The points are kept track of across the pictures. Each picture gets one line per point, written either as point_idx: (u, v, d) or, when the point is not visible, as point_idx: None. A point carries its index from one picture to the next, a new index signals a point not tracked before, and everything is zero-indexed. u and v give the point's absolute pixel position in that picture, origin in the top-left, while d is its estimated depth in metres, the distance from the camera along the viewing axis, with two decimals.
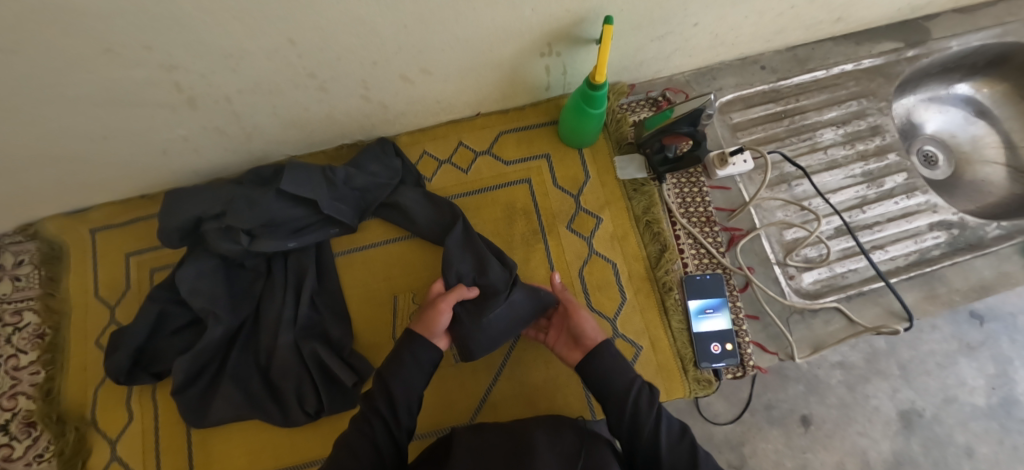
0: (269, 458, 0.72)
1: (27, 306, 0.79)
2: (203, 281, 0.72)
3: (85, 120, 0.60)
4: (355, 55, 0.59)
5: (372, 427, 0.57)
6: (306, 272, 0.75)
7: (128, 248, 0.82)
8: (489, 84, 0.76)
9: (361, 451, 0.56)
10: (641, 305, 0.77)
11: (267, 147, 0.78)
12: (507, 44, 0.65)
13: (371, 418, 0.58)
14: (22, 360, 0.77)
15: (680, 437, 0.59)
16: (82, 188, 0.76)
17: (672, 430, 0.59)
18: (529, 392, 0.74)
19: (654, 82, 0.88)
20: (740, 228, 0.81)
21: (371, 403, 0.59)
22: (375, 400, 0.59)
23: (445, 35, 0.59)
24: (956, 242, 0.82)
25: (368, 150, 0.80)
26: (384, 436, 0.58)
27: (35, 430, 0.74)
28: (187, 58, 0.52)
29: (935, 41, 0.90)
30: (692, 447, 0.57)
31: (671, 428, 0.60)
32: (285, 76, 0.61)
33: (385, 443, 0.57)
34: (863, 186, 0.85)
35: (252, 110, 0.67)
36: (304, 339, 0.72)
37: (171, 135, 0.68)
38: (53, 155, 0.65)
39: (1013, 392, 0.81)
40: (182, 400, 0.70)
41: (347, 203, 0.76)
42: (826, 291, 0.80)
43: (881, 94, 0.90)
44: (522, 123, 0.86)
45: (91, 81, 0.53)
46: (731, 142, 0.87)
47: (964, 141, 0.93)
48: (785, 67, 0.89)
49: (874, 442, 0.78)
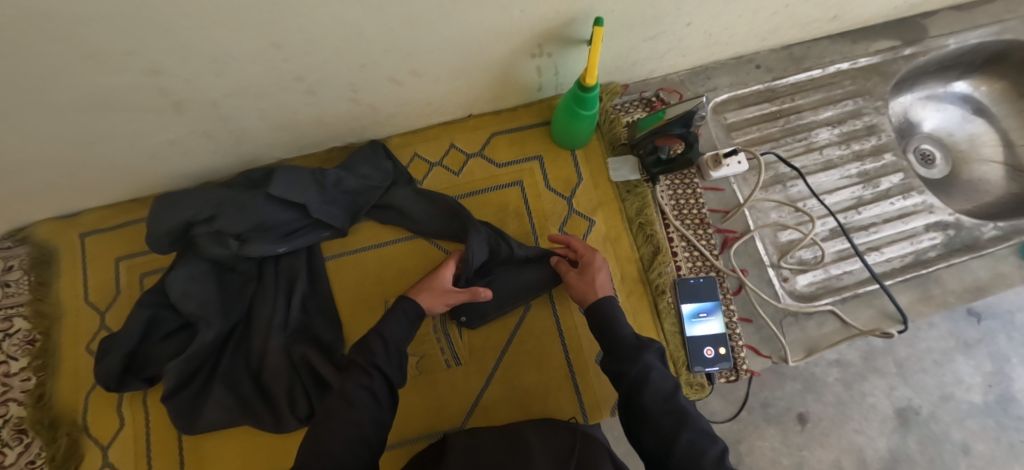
0: (260, 462, 0.72)
1: (18, 312, 0.78)
2: (193, 285, 0.71)
3: (69, 124, 0.59)
4: (342, 57, 0.58)
5: (372, 379, 0.54)
6: (296, 276, 0.75)
7: (119, 253, 0.82)
8: (480, 85, 0.75)
9: (364, 401, 0.53)
10: (634, 308, 0.77)
11: (257, 150, 0.77)
12: (498, 45, 0.64)
13: (374, 373, 0.55)
14: (12, 366, 0.76)
15: (668, 396, 0.55)
16: (70, 192, 0.76)
17: (660, 387, 0.55)
18: (521, 397, 0.74)
19: (648, 82, 0.87)
20: (734, 230, 0.81)
21: (370, 355, 0.56)
22: (377, 358, 0.56)
23: (433, 36, 0.58)
24: (952, 243, 0.81)
25: (359, 152, 0.79)
26: (383, 387, 0.55)
27: (27, 436, 0.73)
28: (171, 62, 0.51)
29: (932, 39, 0.89)
30: (677, 406, 0.54)
31: (661, 385, 0.56)
32: (270, 79, 0.60)
33: (384, 394, 0.55)
34: (859, 186, 0.84)
35: (239, 113, 0.66)
36: (295, 343, 0.71)
37: (158, 139, 0.67)
38: (39, 159, 0.64)
39: (1010, 389, 0.81)
40: (171, 406, 0.69)
41: (338, 206, 0.76)
42: (821, 293, 0.79)
43: (878, 93, 0.89)
44: (515, 124, 0.85)
45: (73, 86, 0.52)
46: (726, 142, 0.86)
47: (961, 139, 0.93)
48: (780, 65, 0.88)
49: (870, 440, 0.78)
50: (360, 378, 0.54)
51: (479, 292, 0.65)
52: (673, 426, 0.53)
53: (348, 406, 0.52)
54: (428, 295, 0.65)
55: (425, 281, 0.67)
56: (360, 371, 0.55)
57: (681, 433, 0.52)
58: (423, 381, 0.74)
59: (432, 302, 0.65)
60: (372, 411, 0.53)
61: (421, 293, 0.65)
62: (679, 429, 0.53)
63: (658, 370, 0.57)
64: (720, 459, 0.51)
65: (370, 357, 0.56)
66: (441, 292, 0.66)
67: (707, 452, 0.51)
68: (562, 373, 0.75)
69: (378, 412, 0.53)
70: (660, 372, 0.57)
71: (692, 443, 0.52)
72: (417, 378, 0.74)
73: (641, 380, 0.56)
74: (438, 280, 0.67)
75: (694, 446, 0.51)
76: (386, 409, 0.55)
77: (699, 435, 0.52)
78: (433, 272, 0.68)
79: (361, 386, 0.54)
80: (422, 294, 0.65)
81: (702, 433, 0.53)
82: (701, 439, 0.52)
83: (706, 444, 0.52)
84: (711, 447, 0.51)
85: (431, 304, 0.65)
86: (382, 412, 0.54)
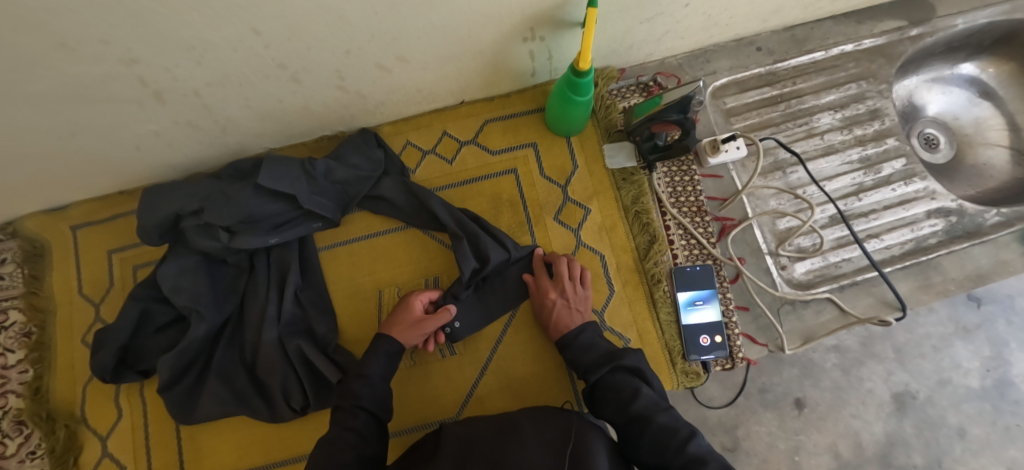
0: (257, 454, 0.73)
1: (12, 304, 0.78)
2: (184, 278, 0.71)
3: (48, 117, 0.58)
4: (325, 43, 0.56)
5: (357, 420, 0.58)
6: (289, 267, 0.74)
7: (110, 245, 0.81)
8: (472, 70, 0.73)
9: (351, 441, 0.55)
10: (629, 297, 0.76)
11: (246, 139, 0.76)
12: (488, 28, 0.62)
13: (361, 414, 0.58)
14: (10, 358, 0.76)
15: (627, 404, 0.58)
16: (59, 184, 0.75)
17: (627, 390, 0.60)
18: (513, 386, 0.74)
19: (645, 67, 0.85)
20: (732, 218, 0.80)
21: (355, 398, 0.59)
22: (362, 399, 0.59)
23: (417, 21, 0.56)
24: (954, 230, 0.80)
25: (350, 141, 0.78)
26: (370, 426, 0.58)
27: (26, 428, 0.74)
28: (147, 50, 0.50)
29: (940, 20, 0.86)
30: (636, 410, 0.57)
31: (620, 395, 0.60)
32: (252, 67, 0.58)
33: (372, 433, 0.58)
34: (860, 173, 0.83)
35: (224, 102, 0.64)
36: (289, 336, 0.71)
37: (142, 130, 0.66)
38: (23, 153, 0.64)
39: (1008, 374, 0.80)
40: (167, 398, 0.70)
41: (328, 196, 0.75)
42: (818, 281, 0.79)
43: (882, 76, 0.86)
44: (508, 111, 0.83)
45: (50, 77, 0.51)
46: (724, 128, 0.84)
47: (967, 123, 0.90)
48: (782, 48, 0.86)
49: (866, 424, 0.78)
50: (347, 419, 0.58)
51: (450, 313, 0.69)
52: (636, 429, 0.56)
53: (334, 447, 0.54)
54: (407, 332, 0.68)
55: (398, 314, 0.70)
56: (347, 412, 0.58)
57: (643, 432, 0.56)
58: (420, 372, 0.75)
59: (408, 336, 0.68)
60: (356, 447, 0.55)
61: (393, 328, 0.68)
62: (642, 430, 0.56)
63: (615, 382, 0.61)
64: (685, 443, 0.53)
65: (355, 399, 0.59)
66: (414, 324, 0.68)
67: (670, 443, 0.54)
68: (557, 363, 0.75)
69: (364, 448, 0.56)
70: (625, 377, 0.61)
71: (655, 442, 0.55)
72: (411, 370, 0.75)
73: (604, 399, 0.61)
74: (410, 313, 0.69)
75: (658, 443, 0.54)
76: (373, 445, 0.57)
77: (661, 432, 0.55)
78: (404, 303, 0.70)
79: (346, 428, 0.56)
80: (398, 331, 0.68)
81: (662, 429, 0.55)
82: (664, 433, 0.55)
83: (667, 439, 0.54)
84: (674, 440, 0.54)
85: (407, 339, 0.68)
86: (368, 448, 0.56)
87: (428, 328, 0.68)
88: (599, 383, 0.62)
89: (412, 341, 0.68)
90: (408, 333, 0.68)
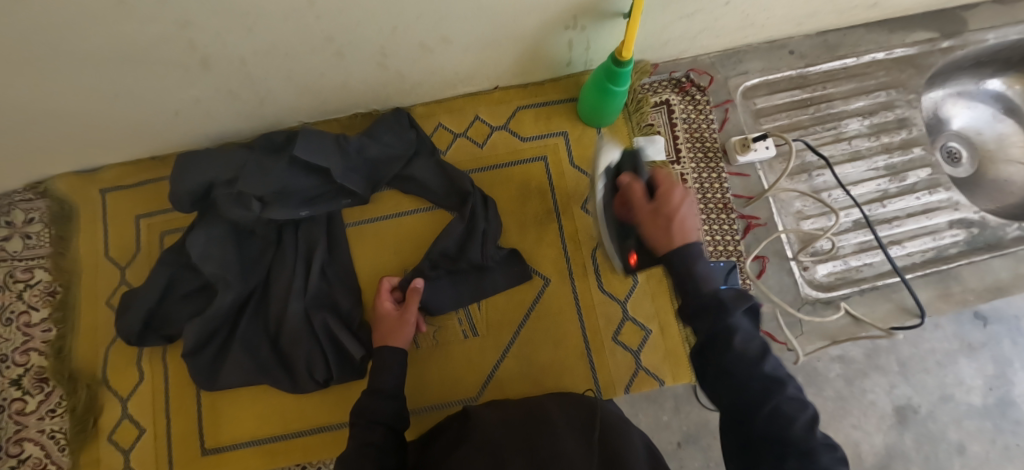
0: (276, 422, 0.74)
1: (38, 264, 0.79)
2: (213, 246, 0.71)
3: (94, 77, 0.58)
4: (374, 19, 0.57)
5: (376, 435, 0.54)
6: (316, 243, 0.75)
7: (138, 210, 0.82)
8: (510, 55, 0.73)
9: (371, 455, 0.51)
10: (652, 290, 0.77)
11: (281, 113, 0.77)
12: (534, 15, 0.62)
13: (376, 428, 0.55)
14: (34, 317, 0.77)
15: (754, 362, 0.40)
16: (94, 146, 0.75)
17: (748, 355, 0.40)
18: (533, 372, 0.75)
19: (679, 62, 0.85)
20: (757, 216, 0.80)
21: (371, 413, 0.56)
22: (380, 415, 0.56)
23: (467, 3, 0.56)
24: (974, 242, 0.82)
25: (383, 119, 0.77)
26: (389, 439, 0.54)
27: (48, 385, 0.75)
28: (201, 15, 0.50)
29: (972, 33, 0.87)
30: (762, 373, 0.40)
31: (745, 347, 0.41)
32: (300, 39, 0.59)
33: (390, 447, 0.54)
34: (885, 179, 0.83)
35: (265, 72, 0.65)
36: (315, 309, 0.72)
37: (185, 96, 0.66)
38: (64, 111, 0.64)
39: (1011, 393, 0.81)
40: (192, 363, 0.71)
41: (359, 173, 0.76)
42: (839, 284, 0.79)
43: (911, 85, 0.87)
44: (540, 99, 0.84)
45: (104, 36, 0.51)
46: (753, 127, 0.85)
47: (989, 138, 0.91)
48: (813, 53, 0.86)
49: (866, 436, 0.79)
50: (366, 436, 0.54)
51: (419, 283, 0.71)
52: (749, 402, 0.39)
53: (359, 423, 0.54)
54: (401, 330, 0.67)
55: (379, 329, 0.68)
56: (367, 423, 0.55)
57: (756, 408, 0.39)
58: (440, 353, 0.75)
59: (402, 334, 0.67)
60: (378, 461, 0.51)
61: (386, 338, 0.66)
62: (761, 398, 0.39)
63: (741, 332, 0.41)
64: (809, 432, 0.38)
65: (369, 416, 0.56)
66: (401, 322, 0.68)
67: (791, 430, 0.38)
68: (578, 352, 0.75)
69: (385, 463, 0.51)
70: (749, 333, 0.41)
71: (768, 427, 0.38)
72: (433, 350, 0.75)
73: (730, 347, 0.40)
74: (389, 318, 0.68)
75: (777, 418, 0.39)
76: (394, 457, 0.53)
77: (786, 405, 0.39)
78: (377, 317, 0.69)
79: (366, 444, 0.53)
80: (392, 337, 0.66)
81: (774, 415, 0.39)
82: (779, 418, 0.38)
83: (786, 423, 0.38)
84: (793, 425, 0.38)
85: (405, 335, 0.67)
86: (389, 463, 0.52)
87: (412, 314, 0.68)
88: (723, 322, 0.41)
89: (410, 336, 0.68)
90: (399, 335, 0.67)
